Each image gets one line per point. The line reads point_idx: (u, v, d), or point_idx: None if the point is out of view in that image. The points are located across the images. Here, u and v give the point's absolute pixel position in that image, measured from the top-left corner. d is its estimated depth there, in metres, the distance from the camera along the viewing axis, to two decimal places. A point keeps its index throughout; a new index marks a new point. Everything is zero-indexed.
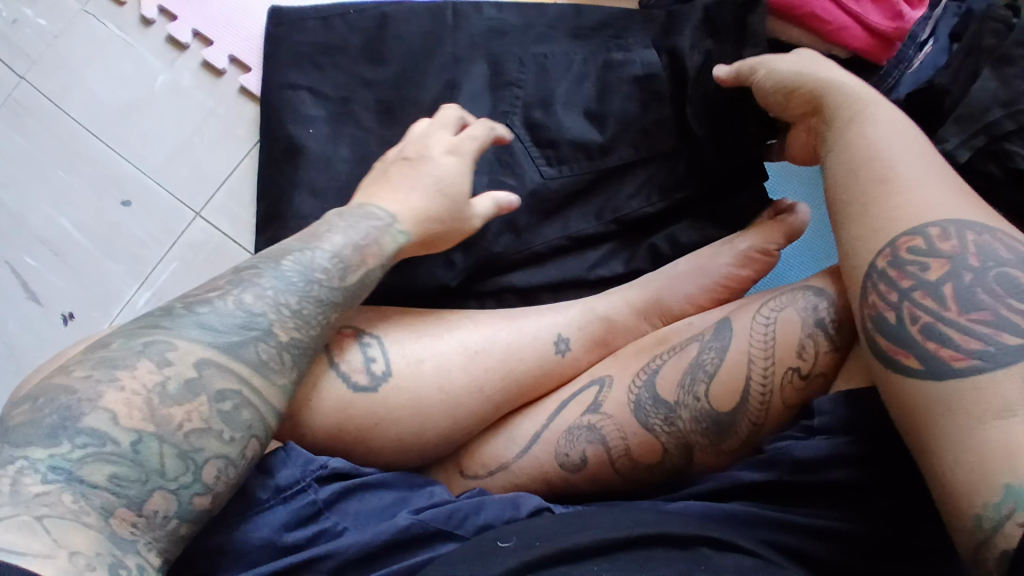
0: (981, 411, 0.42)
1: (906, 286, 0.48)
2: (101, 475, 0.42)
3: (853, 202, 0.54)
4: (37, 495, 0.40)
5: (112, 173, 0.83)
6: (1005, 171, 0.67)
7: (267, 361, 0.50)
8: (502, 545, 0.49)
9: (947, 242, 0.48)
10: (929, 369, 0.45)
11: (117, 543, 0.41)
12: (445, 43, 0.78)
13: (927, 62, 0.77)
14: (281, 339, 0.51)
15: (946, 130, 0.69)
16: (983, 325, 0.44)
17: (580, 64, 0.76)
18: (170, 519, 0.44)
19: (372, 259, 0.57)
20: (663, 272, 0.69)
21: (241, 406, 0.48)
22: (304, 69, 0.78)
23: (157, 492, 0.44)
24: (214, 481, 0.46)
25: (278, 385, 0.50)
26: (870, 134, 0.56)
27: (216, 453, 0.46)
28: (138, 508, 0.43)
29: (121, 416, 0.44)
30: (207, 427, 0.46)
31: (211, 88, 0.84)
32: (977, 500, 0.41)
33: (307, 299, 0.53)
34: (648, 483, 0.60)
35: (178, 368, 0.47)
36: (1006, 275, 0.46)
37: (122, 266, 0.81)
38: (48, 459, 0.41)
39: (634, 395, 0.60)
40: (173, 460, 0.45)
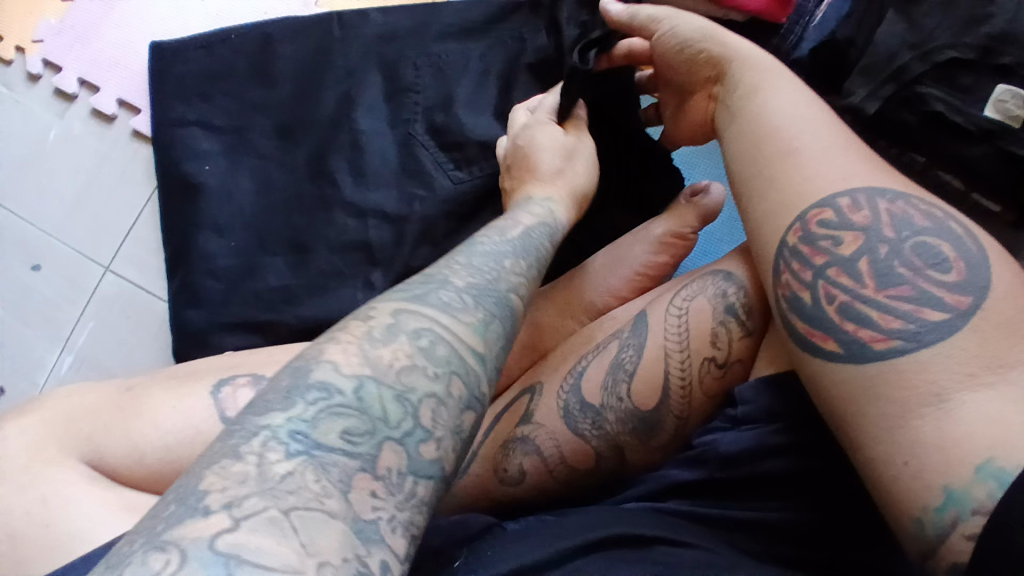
0: (913, 404, 0.39)
1: (821, 263, 0.45)
2: (333, 435, 0.31)
3: (758, 177, 0.51)
4: (283, 477, 0.29)
5: (16, 235, 0.79)
6: (918, 117, 0.66)
7: (453, 300, 0.40)
8: (454, 564, 0.48)
9: (860, 212, 0.45)
10: (850, 352, 0.42)
11: (361, 534, 0.29)
12: (336, 55, 0.74)
13: (829, 15, 0.73)
14: (459, 283, 0.42)
15: (853, 83, 0.68)
16: (903, 302, 0.41)
17: (478, 62, 0.72)
18: (407, 479, 0.32)
19: (530, 221, 0.55)
20: (584, 269, 0.67)
21: (439, 342, 0.37)
22: (192, 102, 0.75)
23: (387, 446, 0.32)
24: (434, 424, 0.34)
25: (470, 324, 0.39)
26: (768, 110, 0.53)
27: (428, 392, 0.35)
28: (373, 472, 0.31)
29: (343, 362, 0.34)
30: (415, 365, 0.35)
31: (103, 135, 0.81)
32: (915, 501, 0.37)
33: (490, 256, 0.46)
34: (587, 488, 0.58)
35: (376, 318, 0.37)
36: (925, 243, 0.42)
37: (38, 331, 0.77)
38: (287, 423, 0.31)
39: (563, 399, 0.57)
40: (395, 404, 0.34)
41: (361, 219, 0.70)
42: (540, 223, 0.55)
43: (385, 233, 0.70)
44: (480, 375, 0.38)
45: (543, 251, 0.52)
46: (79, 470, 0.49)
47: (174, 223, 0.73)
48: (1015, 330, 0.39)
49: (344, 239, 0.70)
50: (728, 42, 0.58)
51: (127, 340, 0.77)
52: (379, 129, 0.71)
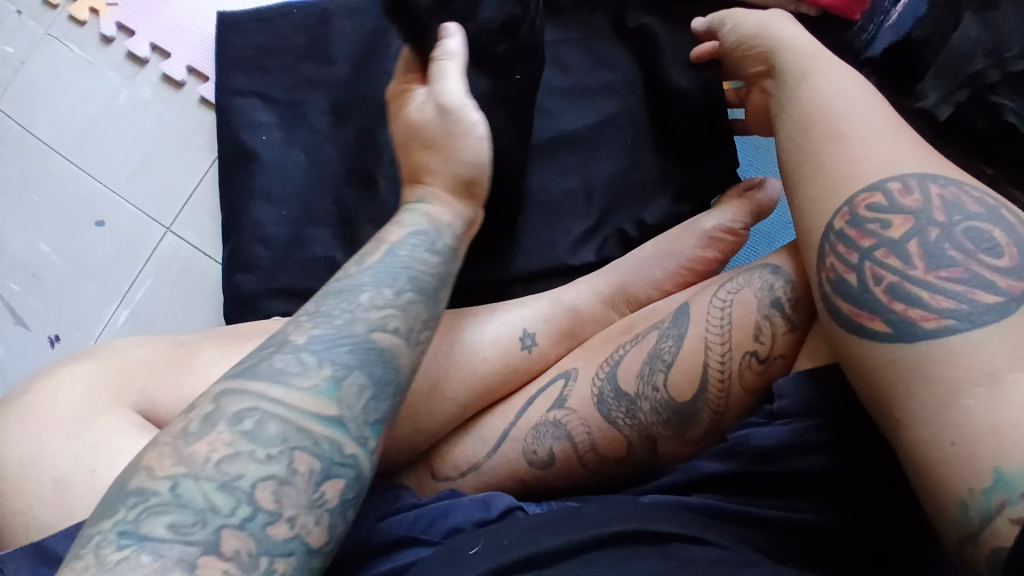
0: (961, 386, 0.38)
1: (868, 245, 0.44)
2: (160, 528, 0.36)
3: (805, 163, 0.51)
4: (118, 563, 0.34)
5: (83, 193, 0.83)
6: (992, 126, 0.64)
7: (286, 370, 0.42)
8: (471, 551, 0.48)
9: (910, 196, 0.44)
10: (897, 332, 0.41)
11: None
12: (392, 36, 0.75)
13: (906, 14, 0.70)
14: (297, 345, 0.43)
15: (926, 86, 0.66)
16: (954, 283, 0.40)
17: None
18: (260, 557, 0.37)
19: (394, 236, 0.52)
20: (628, 260, 0.67)
21: (268, 421, 0.40)
22: (251, 74, 0.77)
23: (223, 531, 0.37)
24: (277, 505, 0.38)
25: (310, 390, 0.41)
26: (824, 92, 0.53)
27: (260, 477, 0.38)
28: (217, 555, 0.36)
29: (156, 466, 0.38)
30: (237, 451, 0.39)
31: (171, 99, 0.84)
32: (960, 484, 0.37)
33: (339, 301, 0.46)
34: (618, 476, 0.58)
35: (199, 409, 0.40)
36: (976, 228, 0.42)
37: (98, 286, 0.81)
38: (116, 527, 0.36)
39: (597, 386, 0.58)
40: (221, 494, 0.37)
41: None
42: (411, 233, 0.53)
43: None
44: (336, 439, 0.41)
45: (430, 274, 0.51)
46: (128, 413, 0.51)
47: (228, 189, 0.76)
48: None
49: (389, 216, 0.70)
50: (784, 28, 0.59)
51: (180, 301, 0.80)
52: None
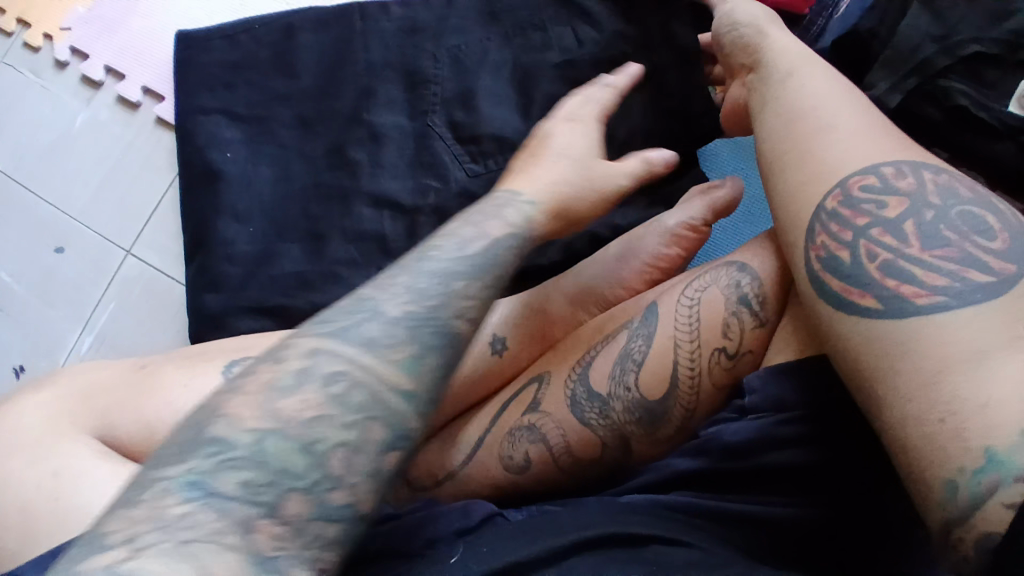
0: (944, 359, 0.38)
1: (862, 224, 0.45)
2: (231, 484, 0.34)
3: (790, 149, 0.52)
4: (178, 518, 0.32)
5: (43, 219, 0.82)
6: (943, 112, 0.65)
7: (378, 338, 0.40)
8: (453, 559, 0.48)
9: (904, 179, 0.45)
10: (888, 307, 0.42)
11: (261, 566, 0.32)
12: (357, 49, 0.75)
13: (854, 5, 0.72)
14: (393, 315, 0.41)
15: (874, 76, 0.67)
16: (947, 262, 0.41)
17: (495, 53, 0.73)
18: (315, 525, 0.35)
19: (500, 229, 0.50)
20: (594, 261, 0.67)
21: (354, 387, 0.38)
22: (215, 91, 0.76)
23: (292, 494, 0.35)
24: (346, 473, 0.36)
25: (394, 361, 0.40)
26: (810, 86, 0.54)
27: (339, 441, 0.37)
28: (277, 518, 0.34)
29: (243, 416, 0.36)
30: (325, 413, 0.37)
31: (127, 122, 0.83)
32: (949, 462, 0.37)
33: (425, 274, 0.44)
34: (593, 479, 0.58)
35: (290, 360, 0.39)
36: (969, 212, 0.43)
37: (60, 312, 0.80)
38: (185, 475, 0.34)
39: (570, 389, 0.58)
40: (301, 456, 0.36)
41: (377, 210, 0.70)
42: (512, 227, 0.51)
43: (400, 226, 0.70)
44: (408, 410, 0.39)
45: (505, 256, 0.48)
46: (86, 442, 0.50)
47: (193, 209, 0.74)
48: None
49: (360, 230, 0.70)
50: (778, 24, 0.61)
51: (144, 323, 0.78)
52: (398, 121, 0.72)
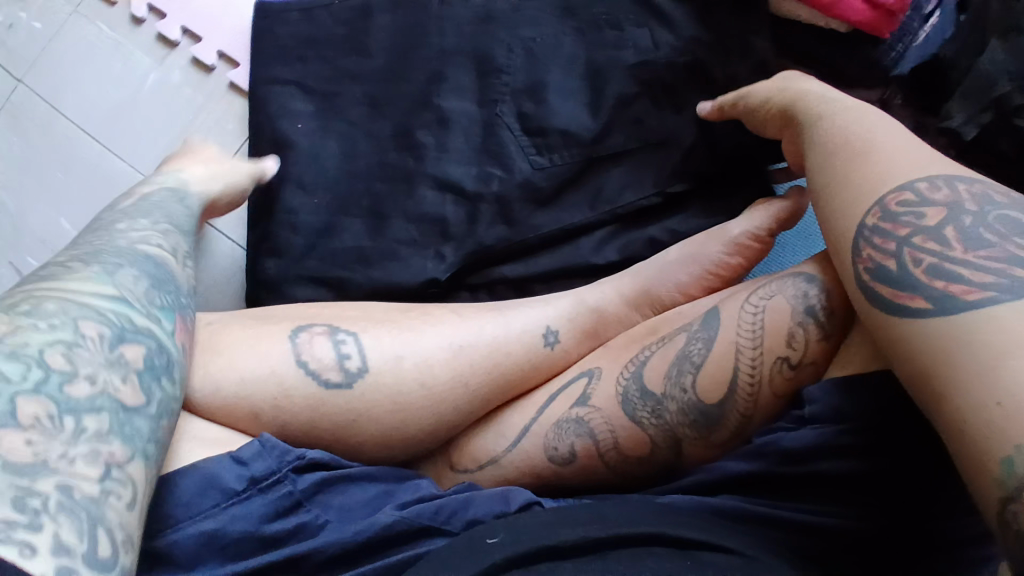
0: (992, 346, 0.39)
1: (904, 235, 0.45)
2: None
3: (831, 185, 0.52)
4: None
5: (109, 172, 0.84)
6: (1014, 149, 0.65)
7: (65, 272, 0.44)
8: (491, 540, 0.48)
9: (940, 191, 0.46)
10: (938, 306, 0.42)
11: (22, 471, 0.32)
12: (432, 35, 0.76)
13: (936, 33, 0.73)
14: (66, 260, 0.45)
15: (951, 107, 0.68)
16: (993, 261, 0.42)
17: (569, 47, 0.74)
18: (69, 417, 0.36)
19: (149, 187, 0.61)
20: (653, 263, 0.68)
21: (56, 300, 0.40)
22: (290, 63, 0.78)
23: (18, 398, 0.35)
24: (72, 364, 0.38)
25: (90, 278, 0.43)
26: (851, 111, 0.54)
27: (54, 340, 0.38)
28: (10, 424, 0.34)
29: None
30: (15, 326, 0.37)
31: (200, 85, 0.84)
32: (1005, 441, 0.37)
33: (102, 235, 0.50)
34: (638, 477, 0.59)
35: None
36: (1007, 217, 0.44)
37: None
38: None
39: (622, 386, 0.59)
40: (8, 363, 0.35)
41: (440, 192, 0.72)
42: (163, 189, 0.61)
43: (461, 212, 0.72)
44: (127, 316, 0.43)
45: (185, 218, 0.59)
46: None
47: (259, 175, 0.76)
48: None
49: (422, 212, 0.72)
50: (793, 77, 0.61)
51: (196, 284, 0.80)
52: (468, 110, 0.74)
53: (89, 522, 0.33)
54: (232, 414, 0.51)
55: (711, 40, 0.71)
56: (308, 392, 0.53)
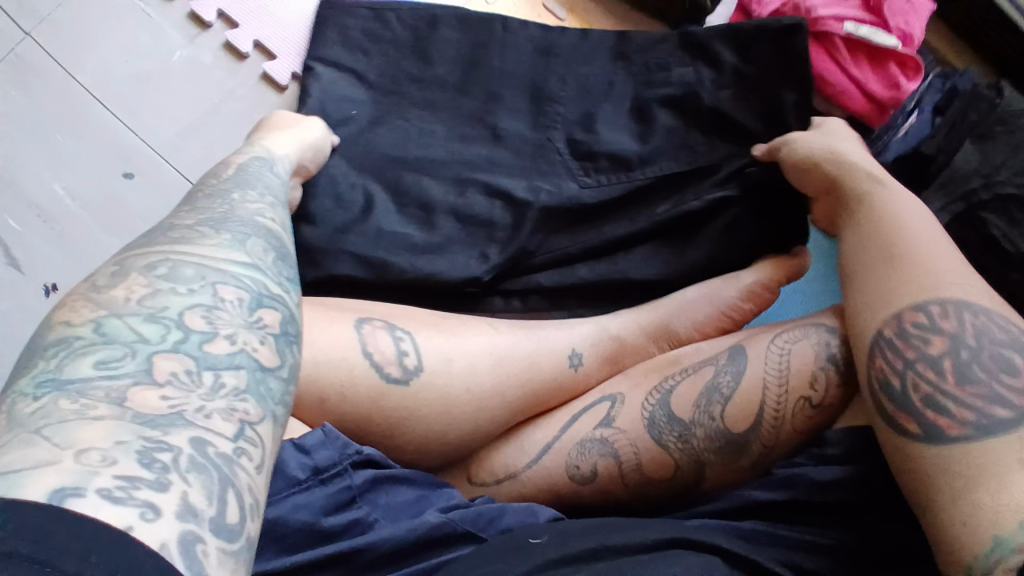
0: (967, 477, 0.44)
1: (910, 357, 0.50)
2: (84, 368, 0.35)
3: (863, 272, 0.58)
4: (27, 417, 0.32)
5: (118, 143, 0.81)
6: (979, 237, 0.76)
7: (190, 235, 0.44)
8: (535, 540, 0.50)
9: (946, 320, 0.50)
10: (927, 434, 0.47)
11: (158, 425, 0.34)
12: (492, 57, 0.79)
13: (914, 131, 0.82)
14: (192, 222, 0.46)
15: (931, 195, 0.79)
16: (978, 397, 0.46)
17: (620, 87, 0.79)
18: (206, 373, 0.37)
19: (240, 159, 0.57)
20: (674, 299, 0.72)
21: (190, 263, 0.42)
22: (350, 52, 0.79)
23: (155, 358, 0.36)
24: (210, 325, 0.39)
25: (221, 244, 0.44)
26: (881, 216, 0.60)
27: (192, 304, 0.39)
28: (149, 384, 0.35)
29: (73, 318, 0.37)
30: (158, 290, 0.39)
31: (233, 70, 0.83)
32: (966, 553, 0.42)
33: (221, 201, 0.49)
34: (659, 499, 0.61)
35: (104, 270, 0.41)
36: (1001, 355, 0.48)
37: (118, 240, 0.79)
38: (31, 381, 0.34)
39: (648, 411, 0.62)
40: (148, 324, 0.38)
41: (490, 198, 0.74)
42: (253, 162, 0.57)
43: (508, 215, 0.74)
44: (262, 282, 0.43)
45: (281, 191, 0.56)
46: None
47: None
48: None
49: (472, 214, 0.73)
50: (836, 153, 0.66)
51: None
52: (521, 131, 0.77)
53: (219, 482, 0.34)
54: (297, 401, 0.51)
55: (754, 74, 0.75)
56: (370, 384, 0.54)
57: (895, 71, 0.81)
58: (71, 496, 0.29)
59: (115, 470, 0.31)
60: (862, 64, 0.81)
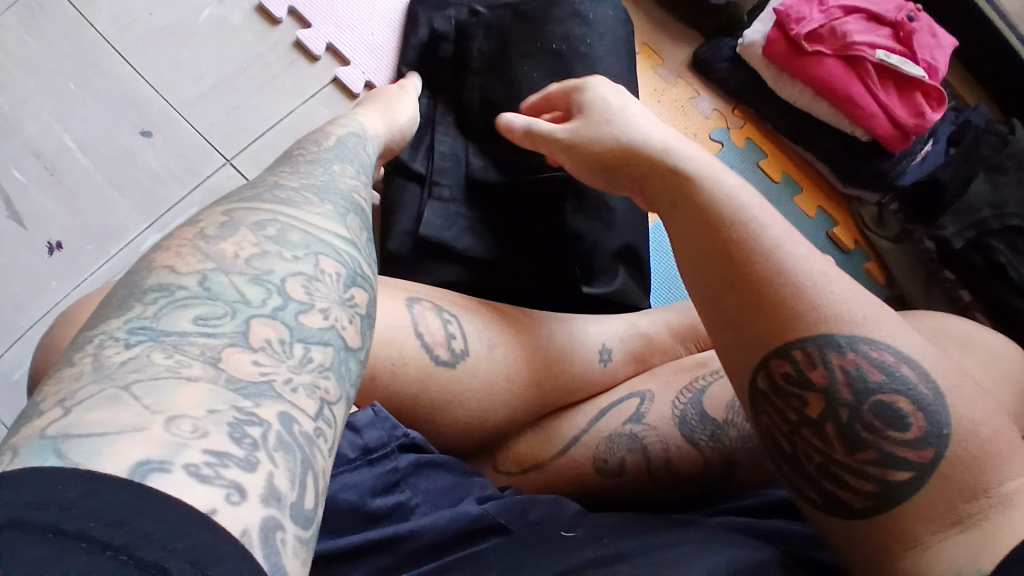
0: (893, 560, 0.38)
1: (795, 419, 0.41)
2: (185, 322, 0.34)
3: (712, 300, 0.45)
4: (124, 362, 0.32)
5: (134, 98, 0.77)
6: (984, 262, 0.84)
7: (296, 201, 0.45)
8: (568, 534, 0.48)
9: (815, 369, 0.40)
10: (828, 504, 0.41)
11: (251, 391, 0.33)
12: None
13: (930, 158, 0.89)
14: (295, 185, 0.47)
15: (947, 220, 0.85)
16: (869, 464, 0.39)
17: None
18: (297, 345, 0.36)
19: (337, 129, 0.59)
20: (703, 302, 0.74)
21: (290, 231, 0.42)
22: (450, 49, 0.81)
23: (255, 321, 0.36)
24: (308, 296, 0.39)
25: (322, 215, 0.45)
26: (705, 222, 0.47)
27: (287, 273, 0.39)
28: (247, 345, 0.35)
29: (178, 267, 0.38)
30: (265, 252, 0.40)
31: (263, 34, 0.81)
32: None
33: (322, 168, 0.51)
34: (682, 496, 0.61)
35: (209, 221, 0.41)
36: (882, 402, 0.39)
37: (127, 200, 0.75)
38: (125, 326, 0.34)
39: (679, 409, 0.62)
40: (251, 286, 0.37)
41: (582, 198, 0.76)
42: (349, 132, 0.60)
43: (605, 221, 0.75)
44: (356, 259, 0.44)
45: (371, 167, 0.58)
46: None
47: None
48: (977, 478, 0.38)
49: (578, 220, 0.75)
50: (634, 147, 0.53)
51: None
52: None
53: (301, 466, 0.32)
54: None
55: None
56: (420, 365, 0.53)
57: (921, 101, 0.85)
58: (155, 470, 0.27)
59: (207, 443, 0.29)
60: (889, 91, 0.86)
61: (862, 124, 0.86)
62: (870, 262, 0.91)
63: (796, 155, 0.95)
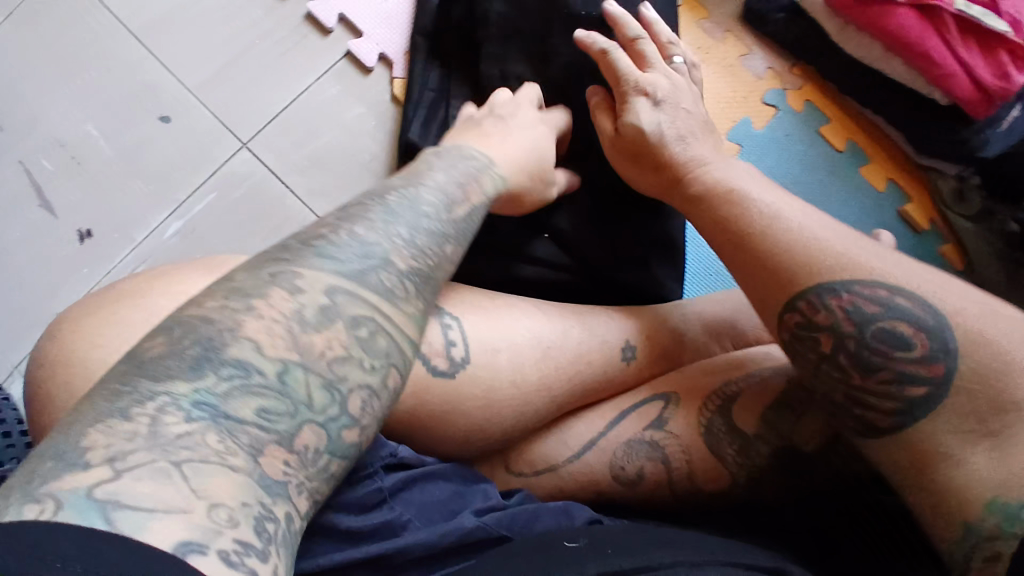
0: (933, 473, 0.42)
1: (819, 356, 0.45)
2: (248, 410, 0.34)
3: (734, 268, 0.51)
4: (179, 436, 0.31)
5: (148, 83, 0.76)
6: None
7: (394, 292, 0.41)
8: (569, 545, 0.44)
9: (818, 313, 0.45)
10: (865, 429, 0.44)
11: (272, 488, 0.33)
12: None
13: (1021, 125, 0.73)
14: (399, 267, 0.42)
15: None
16: (888, 383, 0.42)
17: None
18: (324, 455, 0.36)
19: (474, 195, 0.53)
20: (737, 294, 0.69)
21: (378, 334, 0.39)
22: None
23: (306, 426, 0.35)
24: (360, 412, 0.38)
25: (409, 315, 0.42)
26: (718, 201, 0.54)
27: (359, 383, 0.38)
28: (289, 445, 0.34)
29: (265, 345, 0.35)
30: (349, 355, 0.38)
31: (272, 8, 0.78)
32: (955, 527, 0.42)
33: (436, 247, 0.46)
34: (702, 506, 0.57)
35: (309, 294, 0.38)
36: (886, 329, 0.43)
37: (149, 188, 0.74)
38: (192, 395, 0.32)
39: (706, 418, 0.58)
40: (320, 391, 0.36)
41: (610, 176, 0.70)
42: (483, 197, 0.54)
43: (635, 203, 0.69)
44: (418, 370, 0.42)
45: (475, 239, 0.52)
46: None
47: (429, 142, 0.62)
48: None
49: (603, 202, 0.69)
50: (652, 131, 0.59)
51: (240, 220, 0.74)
52: None
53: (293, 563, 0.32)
54: None
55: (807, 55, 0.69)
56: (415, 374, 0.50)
57: (1006, 59, 0.74)
58: (196, 552, 0.28)
59: (233, 532, 0.29)
60: (969, 48, 0.75)
61: (934, 86, 0.76)
62: (949, 244, 0.82)
63: (866, 121, 0.84)
